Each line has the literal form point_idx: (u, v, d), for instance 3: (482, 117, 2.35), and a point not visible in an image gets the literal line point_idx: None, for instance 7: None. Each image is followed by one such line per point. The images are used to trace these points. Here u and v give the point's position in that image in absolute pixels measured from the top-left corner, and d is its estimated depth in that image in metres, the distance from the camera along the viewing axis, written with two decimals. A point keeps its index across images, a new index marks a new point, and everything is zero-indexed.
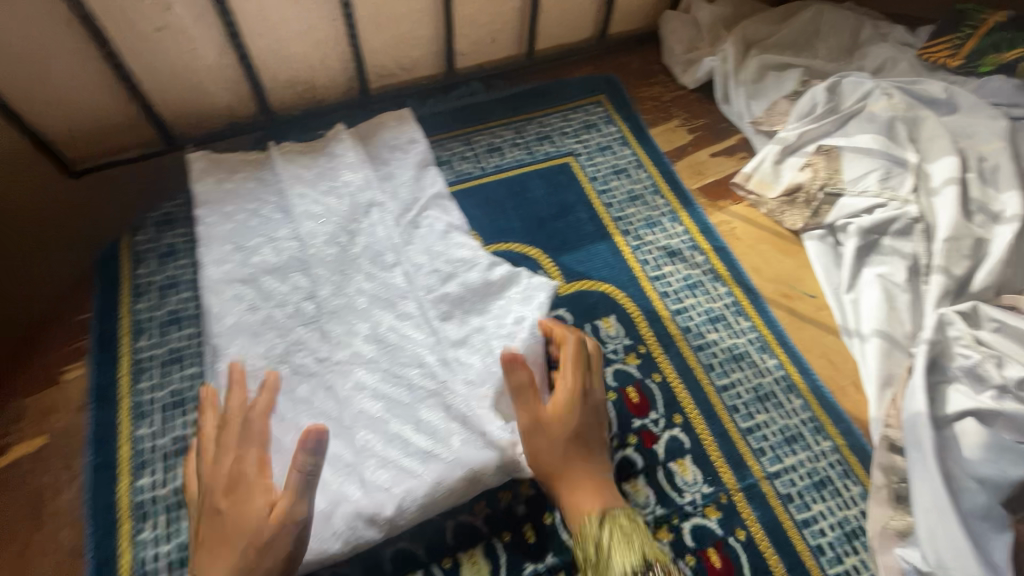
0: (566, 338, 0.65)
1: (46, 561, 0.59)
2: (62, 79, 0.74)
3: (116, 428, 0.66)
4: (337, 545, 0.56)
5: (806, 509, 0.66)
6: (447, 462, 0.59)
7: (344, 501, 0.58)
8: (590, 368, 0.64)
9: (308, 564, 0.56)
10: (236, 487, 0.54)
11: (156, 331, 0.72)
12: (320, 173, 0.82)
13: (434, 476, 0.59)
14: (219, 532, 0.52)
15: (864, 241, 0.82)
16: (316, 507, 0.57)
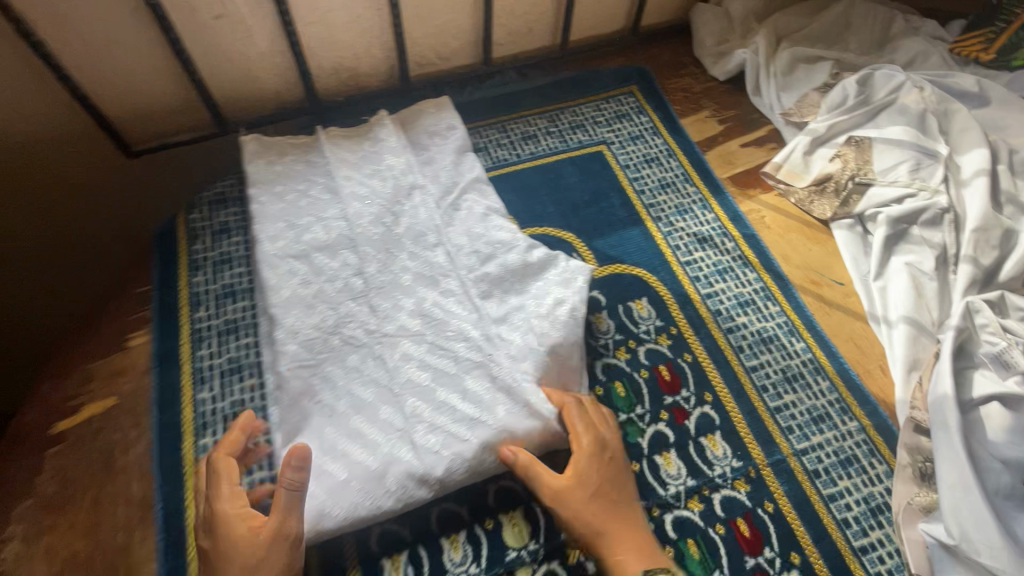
0: (568, 405, 0.65)
1: (117, 512, 0.62)
2: (126, 64, 0.78)
3: (179, 391, 0.70)
4: (390, 502, 0.60)
5: (833, 484, 0.68)
6: (493, 429, 0.63)
7: (397, 461, 0.61)
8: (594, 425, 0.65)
9: (363, 519, 0.59)
10: (215, 528, 0.56)
11: (213, 303, 0.77)
12: (365, 157, 0.86)
13: (481, 441, 0.62)
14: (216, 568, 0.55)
15: (893, 231, 0.84)
16: (370, 467, 0.61)
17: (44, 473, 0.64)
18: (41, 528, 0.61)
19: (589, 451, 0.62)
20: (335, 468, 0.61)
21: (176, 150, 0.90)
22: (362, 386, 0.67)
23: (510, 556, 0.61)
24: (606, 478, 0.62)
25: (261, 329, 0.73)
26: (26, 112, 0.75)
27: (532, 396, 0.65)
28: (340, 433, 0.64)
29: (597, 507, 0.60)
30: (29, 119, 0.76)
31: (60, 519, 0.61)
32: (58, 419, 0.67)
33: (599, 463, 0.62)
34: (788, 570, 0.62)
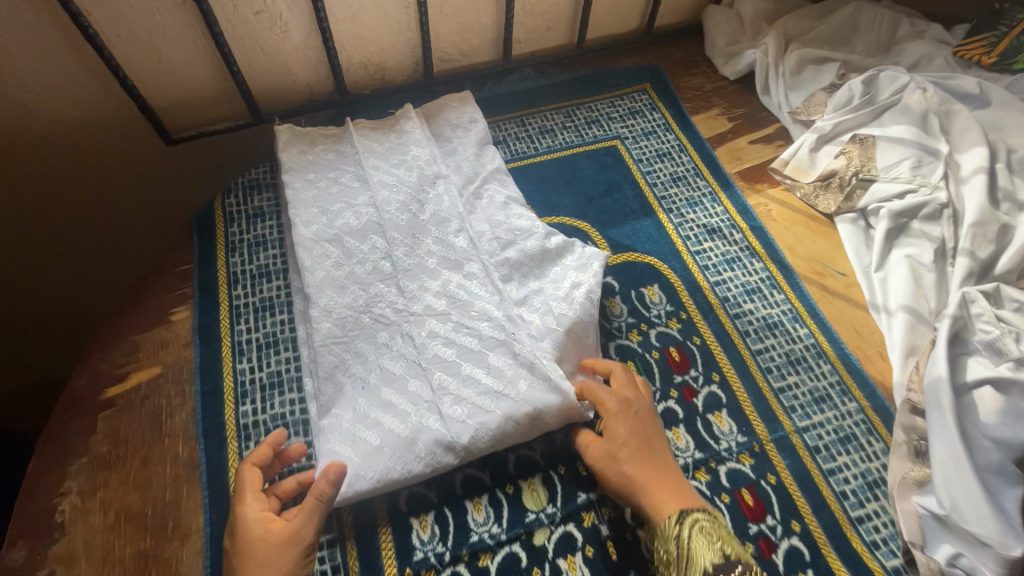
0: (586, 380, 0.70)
1: (165, 471, 0.67)
2: (171, 56, 0.83)
3: (219, 362, 0.75)
4: (420, 466, 0.65)
5: (832, 460, 0.72)
6: (516, 401, 0.67)
7: (426, 429, 0.66)
8: (619, 388, 0.70)
9: (394, 481, 0.64)
10: (235, 533, 0.59)
11: (249, 282, 0.81)
12: (392, 147, 0.89)
13: (505, 412, 0.67)
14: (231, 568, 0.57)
15: (894, 224, 0.88)
16: (402, 433, 0.66)
17: (96, 435, 0.69)
18: (97, 484, 0.65)
19: (616, 408, 0.68)
20: (367, 434, 0.66)
21: (211, 138, 0.94)
22: (392, 360, 0.71)
23: (529, 518, 0.66)
24: (636, 430, 0.67)
25: (296, 307, 0.78)
26: (74, 97, 0.80)
27: (553, 372, 0.68)
28: (372, 402, 0.68)
29: (633, 457, 0.65)
30: (76, 105, 0.81)
31: (113, 476, 0.66)
32: (108, 385, 0.72)
33: (627, 418, 0.68)
34: (788, 536, 0.67)
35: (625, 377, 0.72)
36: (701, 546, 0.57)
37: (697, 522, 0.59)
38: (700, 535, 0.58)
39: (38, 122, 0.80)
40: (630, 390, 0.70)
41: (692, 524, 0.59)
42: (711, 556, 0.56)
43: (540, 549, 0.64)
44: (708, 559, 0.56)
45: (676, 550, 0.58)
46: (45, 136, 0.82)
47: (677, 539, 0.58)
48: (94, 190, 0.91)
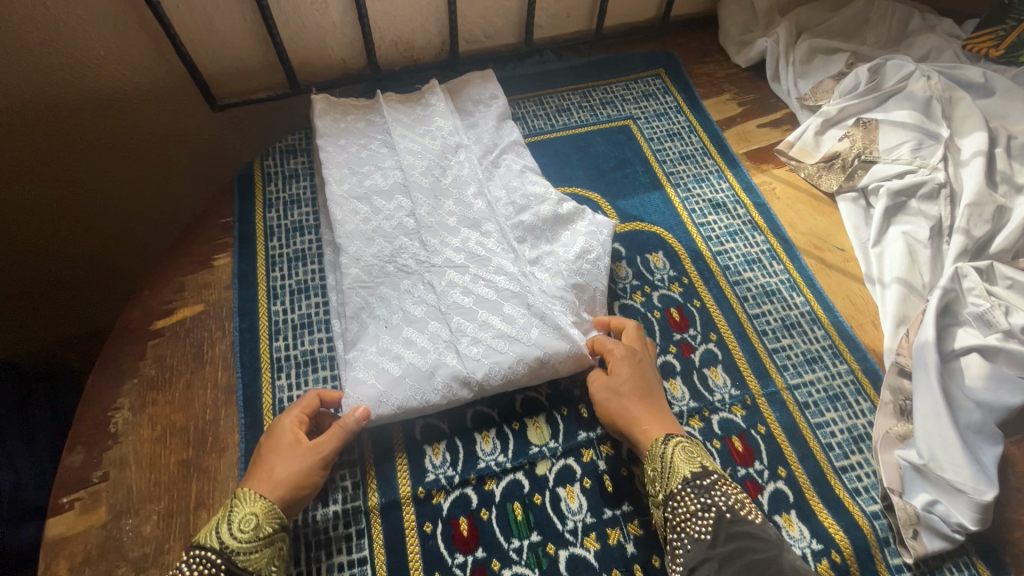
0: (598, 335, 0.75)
1: (206, 393, 0.74)
2: (221, 27, 0.90)
3: (256, 304, 0.82)
4: (438, 398, 0.71)
5: (821, 415, 0.77)
6: (528, 344, 0.73)
7: (444, 365, 0.72)
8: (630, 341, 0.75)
9: (415, 412, 0.71)
10: (277, 434, 0.66)
11: (284, 235, 0.89)
12: (418, 119, 0.95)
13: (516, 353, 0.73)
14: (266, 462, 0.64)
15: (892, 203, 0.92)
16: (422, 367, 0.72)
17: (146, 359, 0.76)
18: (146, 401, 0.73)
19: (624, 354, 0.73)
20: (390, 367, 0.72)
21: (253, 106, 1.02)
22: (414, 304, 0.77)
23: (533, 450, 0.72)
24: (640, 375, 0.72)
25: (326, 258, 0.85)
26: (133, 64, 0.89)
27: (562, 321, 0.74)
28: (395, 341, 0.74)
29: (634, 391, 0.71)
30: (134, 71, 0.90)
31: (160, 396, 0.74)
32: (157, 318, 0.80)
33: (633, 363, 0.73)
34: (774, 480, 0.72)
35: (636, 332, 0.77)
36: (681, 460, 0.64)
37: (680, 442, 0.66)
38: (680, 452, 0.65)
39: (98, 85, 0.89)
40: (638, 343, 0.75)
41: (675, 443, 0.65)
42: (688, 468, 0.64)
43: (542, 478, 0.70)
44: (687, 470, 0.63)
45: (659, 466, 0.65)
46: (105, 98, 0.91)
47: (661, 453, 0.65)
48: (145, 150, 1.00)
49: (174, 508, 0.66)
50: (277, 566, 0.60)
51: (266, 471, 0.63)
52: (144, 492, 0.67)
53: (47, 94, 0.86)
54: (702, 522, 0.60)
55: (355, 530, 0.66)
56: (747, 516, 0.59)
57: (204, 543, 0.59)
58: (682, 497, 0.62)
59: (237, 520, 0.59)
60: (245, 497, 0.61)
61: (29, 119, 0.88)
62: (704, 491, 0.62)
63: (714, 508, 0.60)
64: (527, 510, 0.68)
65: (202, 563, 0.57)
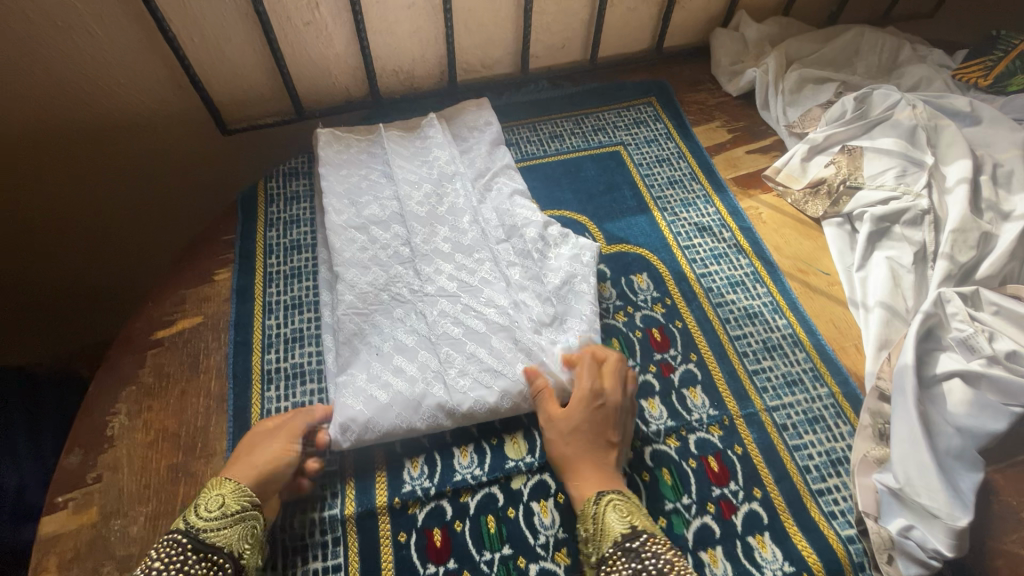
0: (580, 358, 0.75)
1: (199, 401, 0.78)
2: (234, 59, 0.97)
3: (251, 318, 0.86)
4: (422, 424, 0.72)
5: (798, 437, 0.77)
6: (512, 378, 0.75)
7: (431, 396, 0.73)
8: (601, 376, 0.74)
9: (400, 436, 0.72)
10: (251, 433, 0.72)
11: (282, 253, 0.93)
12: (415, 151, 0.97)
13: (502, 387, 0.74)
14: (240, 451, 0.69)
15: (876, 228, 0.93)
16: (409, 398, 0.73)
17: (145, 367, 0.81)
18: (142, 407, 0.77)
19: (585, 394, 0.72)
20: (376, 393, 0.73)
21: (261, 130, 1.09)
22: (405, 333, 0.79)
23: (509, 465, 0.73)
24: (594, 421, 0.71)
25: (321, 274, 0.89)
26: (151, 92, 0.96)
27: (549, 360, 0.76)
28: (385, 368, 0.75)
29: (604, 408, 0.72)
30: (152, 98, 0.96)
31: (155, 402, 0.77)
32: (158, 328, 0.84)
33: (589, 408, 0.72)
34: (749, 501, 0.72)
35: (610, 368, 0.75)
36: (613, 519, 0.65)
37: (612, 501, 0.66)
38: (611, 512, 0.65)
39: (116, 109, 0.95)
40: (611, 382, 0.74)
41: (606, 502, 0.66)
42: (618, 529, 0.64)
43: (517, 492, 0.71)
44: (616, 530, 0.63)
45: (590, 526, 0.65)
46: (123, 124, 0.97)
47: (592, 515, 0.66)
48: (159, 172, 1.07)
49: (161, 510, 0.69)
50: (251, 540, 0.63)
51: (240, 459, 0.68)
52: (134, 494, 0.70)
53: (69, 116, 0.93)
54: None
55: (331, 538, 0.68)
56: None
57: (174, 528, 0.62)
58: (612, 561, 0.61)
59: (204, 501, 0.63)
60: (215, 483, 0.65)
61: (52, 139, 0.94)
62: (634, 554, 0.61)
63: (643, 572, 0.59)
64: (501, 523, 0.69)
65: (171, 546, 0.60)
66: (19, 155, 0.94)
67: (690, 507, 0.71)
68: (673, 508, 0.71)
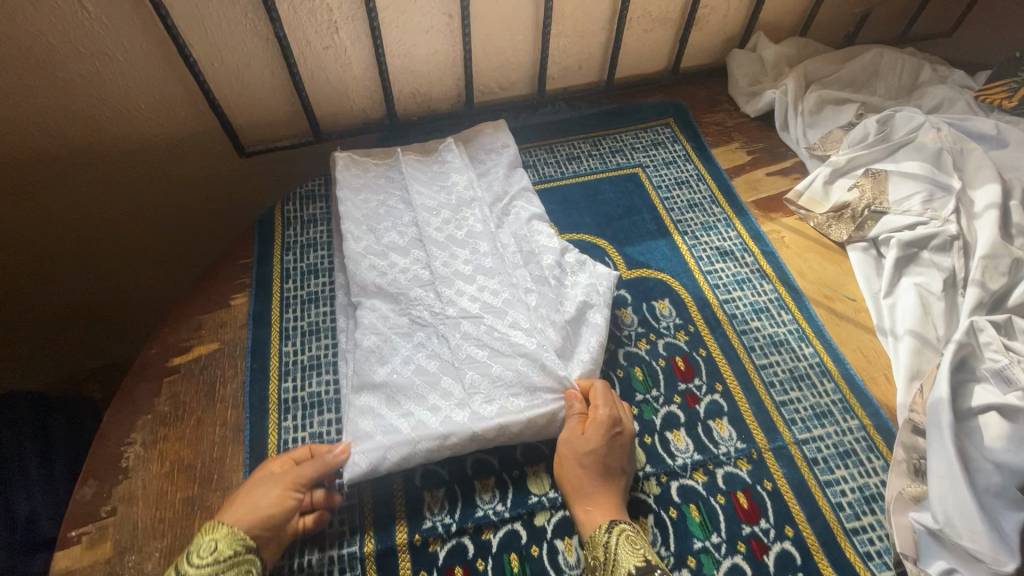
0: (594, 385, 0.74)
1: (215, 431, 0.77)
2: (252, 82, 0.97)
3: (268, 345, 0.85)
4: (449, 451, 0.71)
5: (830, 472, 0.75)
6: (541, 405, 0.72)
7: (455, 423, 0.71)
8: (616, 404, 0.74)
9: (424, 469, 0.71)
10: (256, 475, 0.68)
11: (299, 277, 0.92)
12: (433, 176, 0.96)
13: (529, 414, 0.71)
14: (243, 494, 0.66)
15: (904, 254, 0.91)
16: (434, 428, 0.70)
17: (161, 396, 0.80)
18: (157, 437, 0.76)
19: (603, 419, 0.71)
20: (400, 425, 0.71)
21: (278, 152, 1.09)
22: (427, 357, 0.77)
23: (532, 500, 0.71)
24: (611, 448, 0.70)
25: (338, 300, 0.87)
26: (170, 115, 0.96)
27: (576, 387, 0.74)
28: (407, 395, 0.74)
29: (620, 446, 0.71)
30: (169, 120, 0.96)
31: (171, 432, 0.76)
32: (174, 355, 0.84)
33: (608, 432, 0.70)
34: (781, 540, 0.69)
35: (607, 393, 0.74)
36: (625, 551, 0.63)
37: (623, 530, 0.65)
38: (624, 542, 0.63)
39: (135, 133, 0.95)
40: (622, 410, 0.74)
41: (618, 532, 0.64)
42: (631, 561, 0.61)
43: (540, 529, 0.69)
44: (630, 563, 0.61)
45: (601, 554, 0.64)
46: (141, 146, 0.97)
47: (603, 543, 0.64)
48: (177, 194, 1.06)
49: (176, 545, 0.68)
50: None
51: (237, 500, 0.65)
52: (149, 529, 0.69)
53: (87, 140, 0.93)
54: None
55: None
56: None
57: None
58: None
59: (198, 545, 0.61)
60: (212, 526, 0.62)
61: (68, 164, 0.94)
62: None
63: None
64: (524, 562, 0.67)
65: None
66: (35, 181, 0.94)
67: (720, 546, 0.69)
68: (701, 547, 0.69)
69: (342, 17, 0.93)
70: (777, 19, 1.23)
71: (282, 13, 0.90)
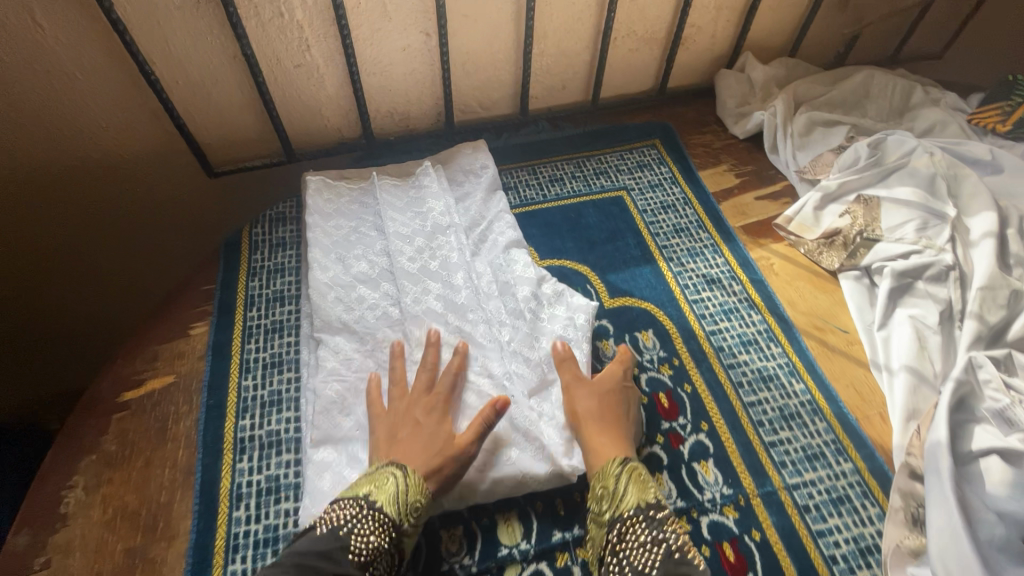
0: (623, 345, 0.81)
1: (164, 473, 0.71)
2: (221, 100, 0.93)
3: (226, 378, 0.80)
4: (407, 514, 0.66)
5: (822, 521, 0.70)
6: (505, 464, 0.68)
7: None
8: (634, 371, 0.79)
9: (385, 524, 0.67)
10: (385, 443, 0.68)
11: (264, 305, 0.87)
12: (410, 202, 0.91)
13: (494, 475, 0.67)
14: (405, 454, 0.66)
15: (898, 283, 0.87)
16: None
17: (108, 434, 0.74)
18: (101, 480, 0.71)
19: (618, 373, 0.76)
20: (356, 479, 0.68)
21: (248, 172, 1.05)
22: None
23: (502, 552, 0.66)
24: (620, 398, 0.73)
25: (302, 330, 0.83)
26: (135, 134, 0.92)
27: (550, 446, 0.69)
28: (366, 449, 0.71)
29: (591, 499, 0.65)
30: (133, 140, 0.92)
31: (116, 474, 0.71)
32: (126, 389, 0.78)
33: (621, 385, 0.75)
34: None
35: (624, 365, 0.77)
36: (636, 486, 0.64)
37: (635, 469, 0.66)
38: (635, 478, 0.65)
39: (97, 154, 0.91)
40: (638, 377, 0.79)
41: (630, 469, 0.66)
42: (643, 496, 0.64)
43: None
44: (642, 499, 0.63)
45: (609, 484, 0.65)
46: (104, 165, 0.93)
47: (615, 476, 0.65)
48: (145, 215, 1.02)
49: None
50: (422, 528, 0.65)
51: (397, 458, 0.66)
52: None
53: (45, 162, 0.88)
54: (648, 555, 0.59)
55: None
56: (692, 559, 0.59)
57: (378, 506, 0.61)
58: (634, 525, 0.61)
59: (407, 494, 0.62)
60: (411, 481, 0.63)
61: (23, 189, 0.90)
62: (657, 525, 0.61)
63: (663, 545, 0.60)
64: None
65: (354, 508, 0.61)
66: None
67: None
68: None
69: (314, 35, 0.90)
70: (765, 39, 1.21)
71: (249, 31, 0.86)
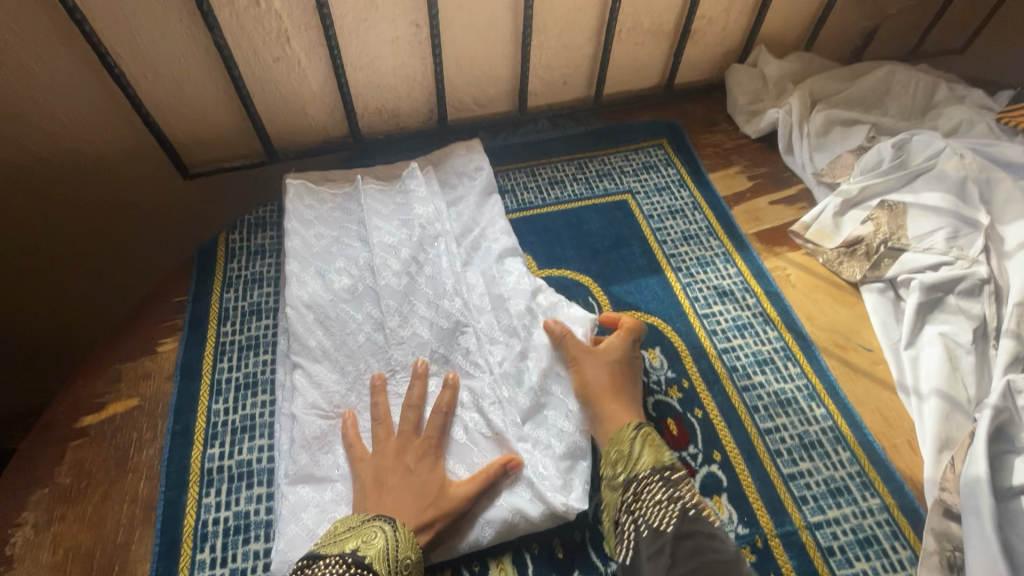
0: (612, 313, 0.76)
1: (122, 509, 0.65)
2: (195, 97, 0.86)
3: (194, 401, 0.73)
4: None
5: (848, 565, 0.64)
6: (499, 504, 0.63)
7: None
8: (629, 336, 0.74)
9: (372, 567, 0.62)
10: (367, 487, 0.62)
11: (238, 319, 0.80)
12: (396, 209, 0.84)
13: (486, 518, 0.62)
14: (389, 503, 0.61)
15: (927, 298, 0.79)
16: None
17: (63, 465, 0.68)
18: (53, 516, 0.64)
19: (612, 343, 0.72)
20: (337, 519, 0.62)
21: (227, 174, 0.98)
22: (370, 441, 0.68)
23: None
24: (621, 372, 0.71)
25: (277, 347, 0.76)
26: (102, 133, 0.85)
27: (546, 487, 0.63)
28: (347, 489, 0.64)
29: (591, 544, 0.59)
30: (100, 139, 0.86)
31: (70, 511, 0.65)
32: (85, 414, 0.72)
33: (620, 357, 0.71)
34: None
35: (622, 374, 0.70)
36: (651, 448, 0.64)
37: (650, 432, 0.65)
38: (650, 440, 0.64)
39: (62, 156, 0.85)
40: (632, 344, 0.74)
41: (645, 432, 0.65)
42: (658, 457, 0.63)
43: None
44: (656, 461, 0.62)
45: (625, 449, 0.64)
46: (69, 168, 0.86)
47: (628, 437, 0.64)
48: (113, 219, 0.95)
49: None
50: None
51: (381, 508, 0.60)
52: None
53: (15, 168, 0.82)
54: (665, 514, 0.58)
55: None
56: (707, 517, 0.58)
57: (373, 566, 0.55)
58: (649, 485, 0.60)
59: (399, 552, 0.57)
60: (402, 537, 0.57)
61: None
62: (672, 484, 0.61)
63: (680, 504, 0.59)
64: None
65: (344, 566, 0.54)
66: None
67: None
68: None
69: (293, 25, 0.82)
70: (779, 32, 1.13)
71: (223, 21, 0.79)
